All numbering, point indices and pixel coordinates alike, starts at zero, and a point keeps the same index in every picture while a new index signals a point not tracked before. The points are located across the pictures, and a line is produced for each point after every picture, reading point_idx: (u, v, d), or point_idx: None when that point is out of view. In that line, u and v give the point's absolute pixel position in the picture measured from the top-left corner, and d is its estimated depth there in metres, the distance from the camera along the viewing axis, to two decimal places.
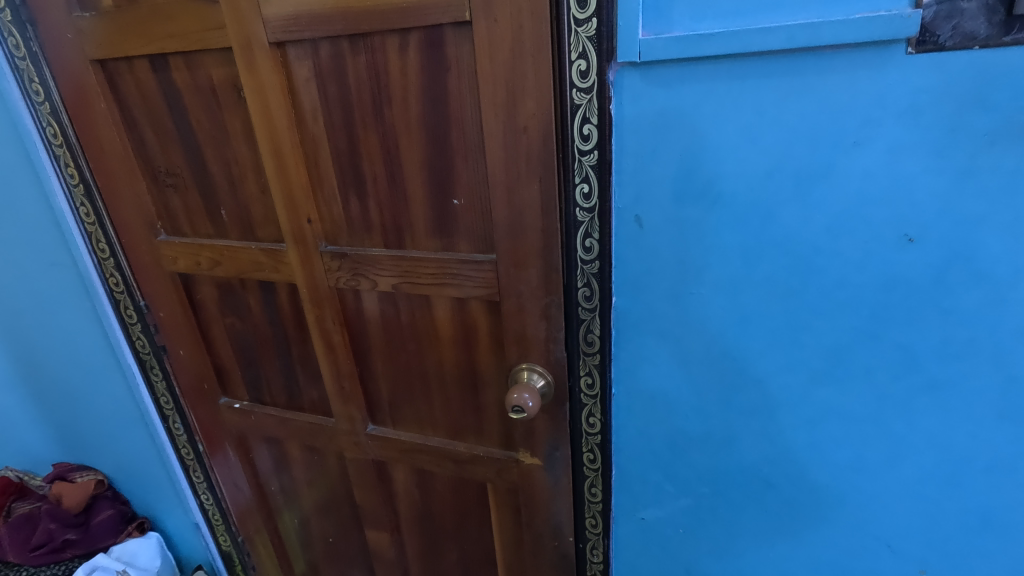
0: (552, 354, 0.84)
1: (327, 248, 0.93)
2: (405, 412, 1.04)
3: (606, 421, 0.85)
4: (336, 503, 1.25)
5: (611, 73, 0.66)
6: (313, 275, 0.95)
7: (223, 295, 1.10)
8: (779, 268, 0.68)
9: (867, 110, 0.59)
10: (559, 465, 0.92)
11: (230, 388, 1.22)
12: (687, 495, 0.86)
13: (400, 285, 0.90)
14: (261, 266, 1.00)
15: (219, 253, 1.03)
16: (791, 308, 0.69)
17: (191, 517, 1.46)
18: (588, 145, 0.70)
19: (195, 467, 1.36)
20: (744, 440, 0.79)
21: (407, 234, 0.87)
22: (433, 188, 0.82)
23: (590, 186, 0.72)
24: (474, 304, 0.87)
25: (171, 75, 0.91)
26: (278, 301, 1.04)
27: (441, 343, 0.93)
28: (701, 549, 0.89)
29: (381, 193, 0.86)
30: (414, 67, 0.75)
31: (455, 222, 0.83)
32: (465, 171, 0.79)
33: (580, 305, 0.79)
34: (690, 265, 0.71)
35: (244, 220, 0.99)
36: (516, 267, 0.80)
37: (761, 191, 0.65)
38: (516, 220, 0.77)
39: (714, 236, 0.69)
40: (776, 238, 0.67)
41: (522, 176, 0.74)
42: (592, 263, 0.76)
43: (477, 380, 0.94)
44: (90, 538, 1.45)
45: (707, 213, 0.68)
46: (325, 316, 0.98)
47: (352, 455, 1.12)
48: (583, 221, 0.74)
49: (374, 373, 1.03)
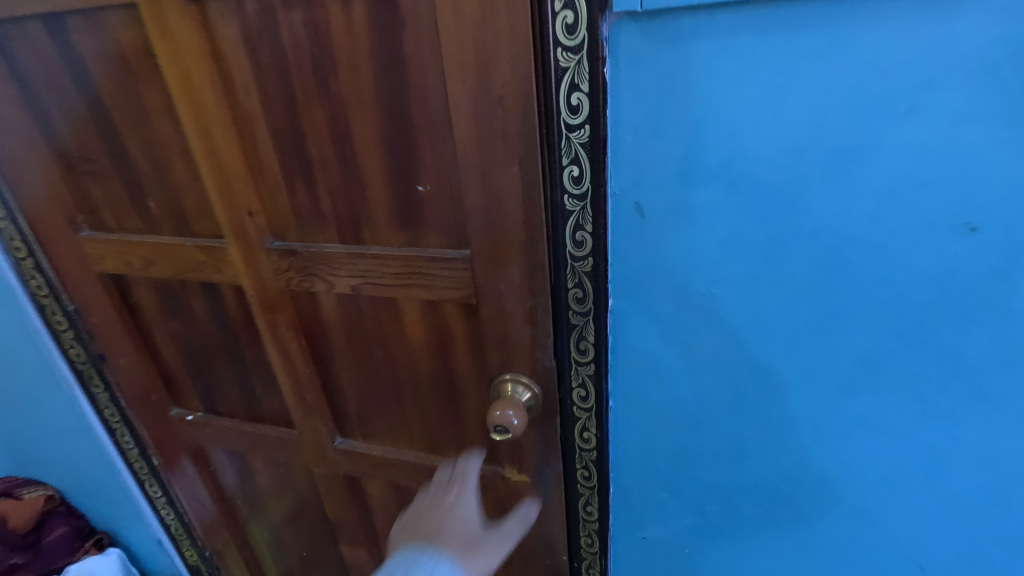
0: (539, 363, 0.72)
1: (275, 244, 0.80)
2: (376, 424, 0.92)
3: (602, 436, 0.75)
4: (308, 516, 1.15)
5: (606, 27, 0.53)
6: (260, 275, 0.82)
7: (162, 297, 0.96)
8: (807, 264, 0.57)
9: (926, 68, 0.47)
10: (549, 482, 0.82)
11: (182, 398, 1.09)
12: (694, 512, 0.76)
13: (361, 287, 0.77)
14: (200, 266, 0.86)
15: (152, 251, 0.88)
16: (820, 310, 0.59)
17: (152, 532, 1.33)
18: (577, 118, 0.57)
19: (151, 482, 1.23)
20: (759, 455, 0.69)
21: (366, 227, 0.74)
22: (395, 173, 0.69)
23: (580, 169, 0.59)
24: (447, 306, 0.75)
25: (71, 39, 0.75)
26: (225, 304, 0.91)
27: (412, 349, 0.81)
28: (709, 568, 0.80)
29: (331, 180, 0.72)
30: (362, 25, 0.61)
31: (422, 213, 0.70)
32: (431, 151, 0.66)
33: (570, 309, 0.67)
34: (699, 260, 0.60)
35: (176, 213, 0.84)
36: (495, 265, 0.67)
37: (788, 173, 0.54)
38: (494, 208, 0.64)
39: (728, 226, 0.58)
40: (804, 228, 0.55)
41: (497, 156, 0.61)
42: (585, 260, 0.63)
43: (454, 391, 0.82)
44: (43, 559, 1.32)
45: (720, 199, 0.56)
46: (279, 321, 0.86)
47: (321, 470, 1.01)
48: (572, 211, 0.61)
49: (339, 382, 0.91)
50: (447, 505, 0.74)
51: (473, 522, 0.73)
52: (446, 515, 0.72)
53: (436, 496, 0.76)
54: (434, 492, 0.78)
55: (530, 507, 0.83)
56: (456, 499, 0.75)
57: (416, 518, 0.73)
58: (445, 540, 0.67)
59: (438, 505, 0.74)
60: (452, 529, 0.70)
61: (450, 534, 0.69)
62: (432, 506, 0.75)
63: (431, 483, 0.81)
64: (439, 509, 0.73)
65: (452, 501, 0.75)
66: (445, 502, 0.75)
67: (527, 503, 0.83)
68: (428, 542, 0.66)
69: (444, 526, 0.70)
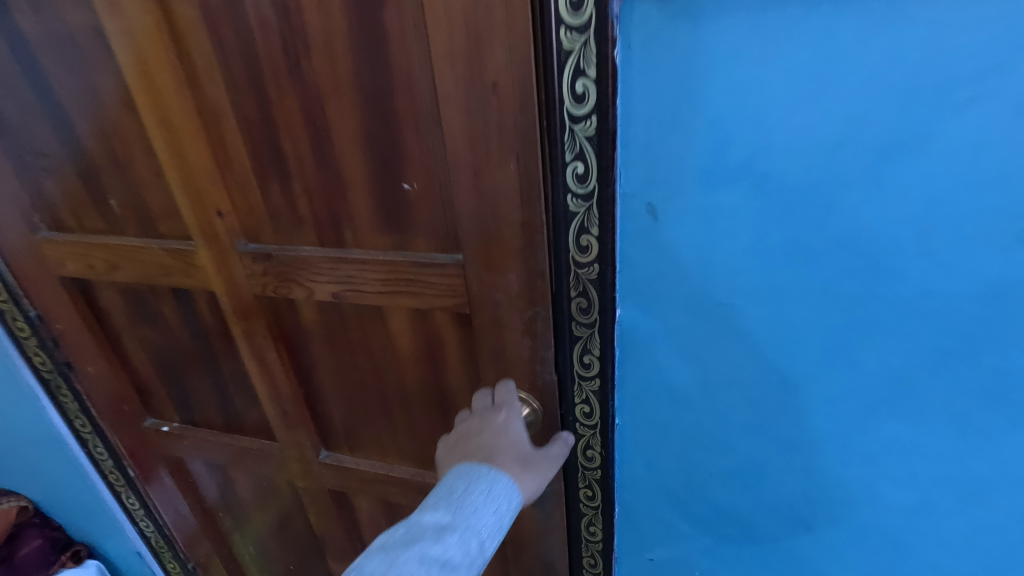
0: (539, 377, 0.66)
1: (248, 247, 0.73)
2: (363, 438, 0.86)
3: (607, 455, 0.69)
4: (294, 529, 1.09)
5: (617, 4, 0.46)
6: (233, 281, 0.75)
7: (130, 302, 0.89)
8: (840, 273, 0.51)
9: (990, 50, 0.41)
10: (549, 500, 0.76)
11: (156, 408, 1.03)
12: (705, 534, 0.71)
13: (343, 294, 0.70)
14: (169, 270, 0.79)
15: (116, 254, 0.81)
16: (853, 323, 0.53)
17: (132, 544, 1.27)
18: (583, 108, 0.50)
19: (128, 493, 1.16)
20: (779, 477, 0.64)
21: (347, 229, 0.67)
22: (377, 170, 0.62)
23: (585, 166, 0.52)
24: (438, 316, 0.69)
25: (14, 19, 0.67)
26: (197, 310, 0.84)
27: (400, 361, 0.75)
28: None
29: (307, 177, 0.65)
30: (337, 3, 0.54)
31: (409, 215, 0.63)
32: (417, 146, 0.59)
33: (573, 319, 0.61)
34: (718, 268, 0.54)
35: (140, 212, 0.77)
36: (490, 272, 0.61)
37: (823, 172, 0.47)
38: (488, 210, 0.57)
39: (751, 232, 0.51)
40: (837, 235, 0.49)
41: (492, 151, 0.54)
42: (590, 267, 0.57)
43: (446, 405, 0.76)
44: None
45: (744, 201, 0.50)
46: (255, 330, 0.79)
47: (305, 484, 0.95)
48: (576, 213, 0.55)
49: (322, 394, 0.84)
50: (496, 421, 0.64)
51: (525, 438, 0.64)
52: (499, 434, 0.63)
53: (486, 412, 0.66)
54: (484, 410, 0.66)
55: (560, 445, 0.66)
56: (508, 417, 0.65)
57: (464, 428, 0.65)
58: (498, 460, 0.60)
59: (487, 425, 0.64)
60: (503, 440, 0.62)
61: (503, 454, 0.61)
62: (479, 415, 0.66)
63: (473, 404, 0.68)
64: (489, 425, 0.64)
65: (504, 421, 0.64)
66: (495, 422, 0.64)
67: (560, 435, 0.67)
68: (481, 460, 0.60)
69: (495, 450, 0.61)
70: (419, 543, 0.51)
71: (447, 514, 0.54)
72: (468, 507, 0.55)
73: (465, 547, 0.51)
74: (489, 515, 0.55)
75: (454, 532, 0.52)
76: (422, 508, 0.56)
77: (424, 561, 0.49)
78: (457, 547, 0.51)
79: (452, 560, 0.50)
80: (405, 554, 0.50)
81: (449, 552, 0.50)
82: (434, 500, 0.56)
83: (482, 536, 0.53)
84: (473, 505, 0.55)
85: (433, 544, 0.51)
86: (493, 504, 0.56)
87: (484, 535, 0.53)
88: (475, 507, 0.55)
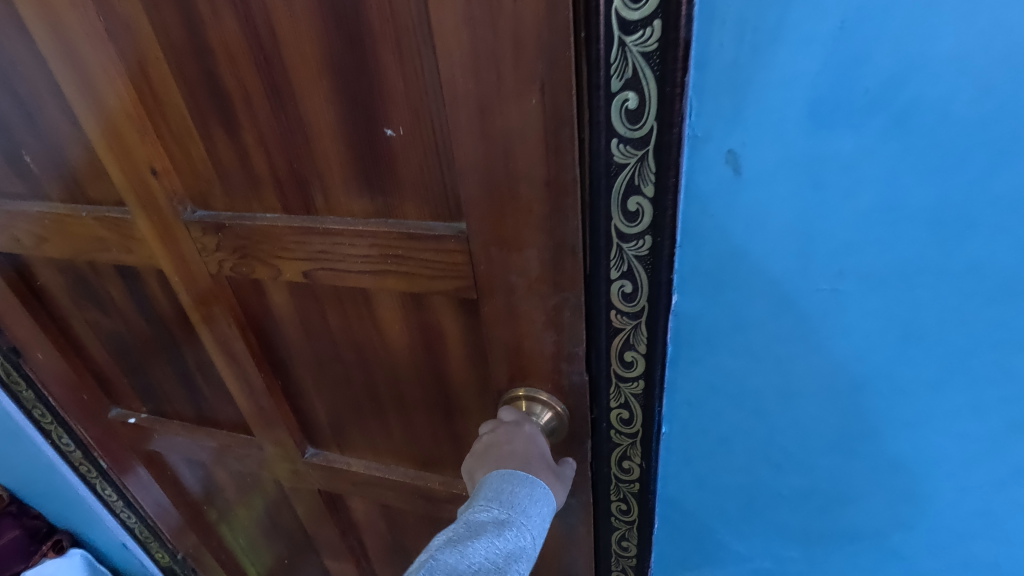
0: (565, 379, 0.52)
1: (196, 215, 0.57)
2: (353, 436, 0.74)
3: (648, 468, 0.56)
4: (285, 524, 0.99)
5: None
6: (183, 257, 0.61)
7: (70, 281, 0.74)
8: (1000, 247, 0.36)
9: None
10: (574, 515, 0.63)
11: (121, 398, 0.90)
12: (763, 557, 0.59)
13: (317, 272, 0.56)
14: (106, 244, 0.64)
15: (42, 224, 0.66)
16: (1011, 316, 0.38)
17: (117, 533, 1.16)
18: (641, 9, 0.34)
19: (104, 484, 1.03)
20: (868, 503, 0.50)
21: (316, 192, 0.51)
22: (350, 112, 0.46)
23: (642, 98, 0.37)
24: (436, 301, 0.54)
25: None
26: (148, 290, 0.69)
27: (392, 353, 0.61)
28: None
29: (259, 124, 0.49)
30: None
31: (394, 172, 0.48)
32: (401, 75, 0.43)
33: (613, 308, 0.47)
34: (823, 241, 0.39)
35: (61, 172, 0.61)
36: (503, 247, 0.46)
37: (998, 99, 0.32)
38: (501, 164, 0.42)
39: (881, 188, 0.36)
40: (1011, 191, 0.34)
41: (505, 79, 0.38)
42: (639, 240, 0.42)
43: (449, 403, 0.63)
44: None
45: (877, 143, 0.35)
46: (215, 315, 0.65)
47: (291, 483, 0.84)
48: (624, 166, 0.40)
49: (302, 387, 0.71)
50: (522, 430, 0.51)
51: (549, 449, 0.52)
52: (528, 443, 0.50)
53: (503, 426, 0.52)
54: (498, 426, 0.52)
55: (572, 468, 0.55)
56: (534, 429, 0.52)
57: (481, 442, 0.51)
58: (534, 469, 0.48)
59: (511, 437, 0.51)
60: (531, 447, 0.50)
61: (538, 463, 0.49)
62: (495, 425, 0.53)
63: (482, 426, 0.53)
64: (516, 434, 0.51)
65: (530, 431, 0.52)
66: (520, 432, 0.51)
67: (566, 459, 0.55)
68: (517, 469, 0.48)
69: (529, 459, 0.49)
70: (482, 536, 0.39)
71: (502, 510, 0.43)
72: (520, 505, 0.44)
73: (527, 546, 0.41)
74: (539, 519, 0.44)
75: (514, 528, 0.41)
76: (469, 509, 0.44)
77: (492, 555, 0.38)
78: (520, 541, 0.40)
79: (518, 558, 0.39)
80: (472, 546, 0.38)
81: (513, 548, 0.40)
82: (480, 500, 0.44)
83: (540, 536, 0.42)
84: (524, 504, 0.44)
85: (496, 538, 0.40)
86: (540, 509, 0.45)
87: (541, 537, 0.43)
88: (525, 506, 0.44)
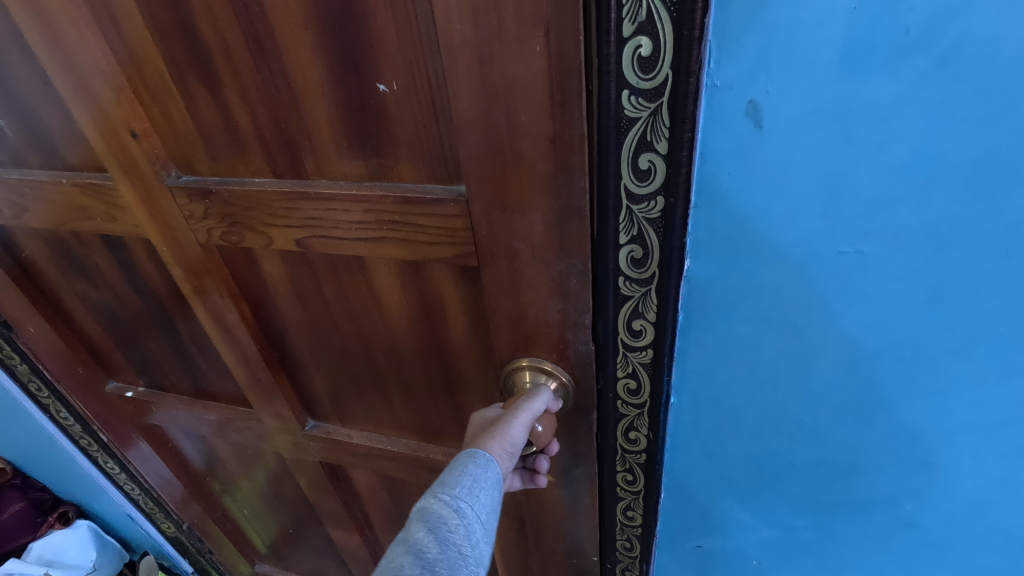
0: (570, 348, 0.51)
1: (181, 180, 0.54)
2: (352, 407, 0.73)
3: (655, 439, 0.54)
4: (288, 495, 0.99)
5: None
6: (169, 225, 0.58)
7: (56, 252, 0.71)
8: None
9: None
10: (579, 484, 0.62)
11: (117, 371, 0.88)
12: (771, 526, 0.58)
13: (309, 240, 0.54)
14: (89, 212, 0.61)
15: (22, 192, 0.63)
16: None
17: (122, 504, 1.16)
18: None
19: (106, 457, 1.03)
20: (882, 471, 0.49)
21: (305, 154, 0.48)
22: (340, 65, 0.42)
23: (656, 43, 0.34)
24: (435, 269, 0.52)
25: None
26: (137, 260, 0.67)
27: (391, 324, 0.59)
28: None
29: (242, 81, 0.46)
30: None
31: (388, 131, 0.44)
32: (393, 23, 0.39)
33: (621, 274, 0.44)
34: (849, 197, 0.36)
35: (36, 137, 0.58)
36: (505, 211, 0.43)
37: None
38: (502, 120, 0.39)
39: (915, 140, 0.33)
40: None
41: (507, 24, 0.35)
42: (650, 201, 0.40)
43: (450, 373, 0.61)
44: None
45: (915, 88, 0.32)
46: (206, 286, 0.62)
47: (293, 455, 0.83)
48: (636, 120, 0.37)
49: (299, 358, 0.69)
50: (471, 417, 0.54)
51: (498, 411, 0.52)
52: (473, 423, 0.52)
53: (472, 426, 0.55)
54: None
55: (539, 397, 0.51)
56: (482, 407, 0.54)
57: None
58: (472, 440, 0.49)
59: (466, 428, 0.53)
60: (476, 427, 0.51)
61: (475, 434, 0.50)
62: None
63: None
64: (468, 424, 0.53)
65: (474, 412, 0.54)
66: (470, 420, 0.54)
67: (542, 390, 0.52)
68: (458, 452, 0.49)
69: (470, 436, 0.50)
70: (417, 520, 0.40)
71: (433, 487, 0.43)
72: (450, 476, 0.44)
73: (460, 505, 0.41)
74: (467, 479, 0.44)
75: (443, 495, 0.42)
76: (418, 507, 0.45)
77: (427, 529, 0.39)
78: (452, 504, 0.41)
79: (452, 519, 0.40)
80: (409, 534, 0.39)
81: (446, 514, 0.40)
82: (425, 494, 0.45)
83: (474, 491, 0.43)
84: (454, 473, 0.44)
85: (428, 513, 0.41)
86: (469, 470, 0.45)
87: (477, 489, 0.43)
88: (456, 474, 0.44)
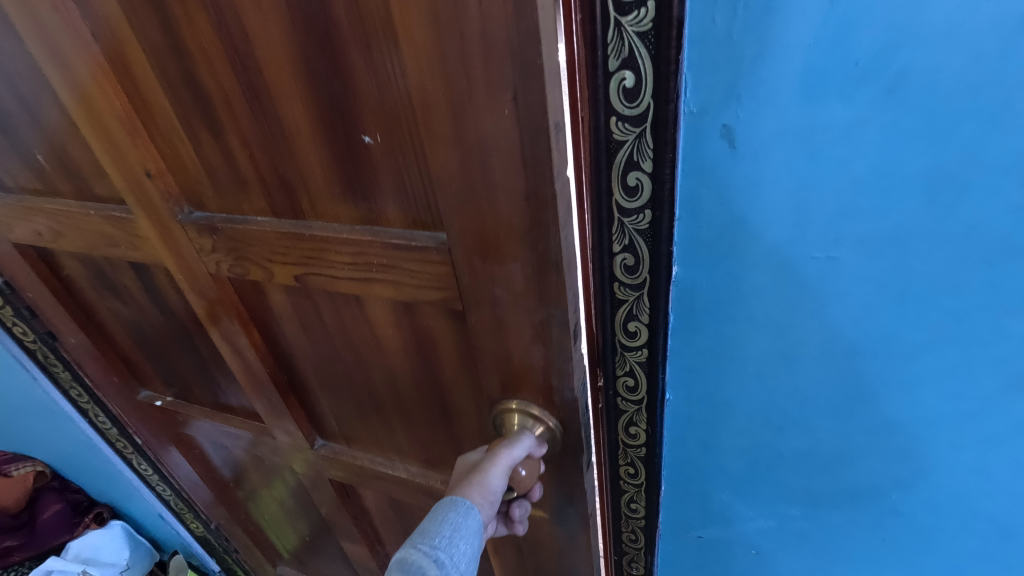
0: (556, 394, 0.50)
1: (192, 216, 0.57)
2: (357, 429, 0.74)
3: (654, 433, 0.54)
4: (304, 505, 1.01)
5: None
6: (182, 255, 0.61)
7: (90, 272, 0.76)
8: (996, 212, 0.34)
9: None
10: (573, 522, 0.61)
11: (147, 381, 0.93)
12: (768, 517, 0.58)
13: (307, 278, 0.55)
14: (113, 240, 0.65)
15: (58, 220, 0.68)
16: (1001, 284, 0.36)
17: (155, 504, 1.23)
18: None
19: (139, 459, 1.09)
20: (866, 465, 0.49)
21: (301, 196, 0.50)
22: (328, 117, 0.43)
23: (638, 78, 0.35)
24: (426, 308, 0.53)
25: None
26: (158, 283, 0.70)
27: (387, 356, 0.60)
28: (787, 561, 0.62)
29: (241, 126, 0.48)
30: None
31: (373, 176, 0.45)
32: (373, 81, 0.40)
33: (615, 279, 0.45)
34: (817, 211, 0.37)
35: (68, 171, 0.62)
36: (485, 259, 0.43)
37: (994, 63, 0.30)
38: (478, 175, 0.39)
39: (875, 155, 0.34)
40: (1006, 157, 0.32)
41: (477, 86, 0.35)
42: (639, 214, 0.41)
43: (446, 404, 0.61)
44: (40, 538, 1.21)
45: (870, 112, 0.33)
46: (219, 311, 0.65)
47: (304, 469, 0.85)
48: (624, 144, 0.38)
49: (307, 381, 0.72)
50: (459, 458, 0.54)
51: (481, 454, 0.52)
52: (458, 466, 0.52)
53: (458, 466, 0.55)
54: None
55: (522, 443, 0.51)
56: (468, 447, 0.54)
57: None
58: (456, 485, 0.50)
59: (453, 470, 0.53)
60: (460, 471, 0.52)
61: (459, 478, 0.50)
62: None
63: None
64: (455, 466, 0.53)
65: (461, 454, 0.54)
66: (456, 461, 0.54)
67: (529, 435, 0.52)
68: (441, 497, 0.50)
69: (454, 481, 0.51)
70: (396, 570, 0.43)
71: (414, 537, 0.45)
72: (431, 526, 0.45)
73: (438, 556, 0.43)
74: (448, 528, 0.45)
75: (422, 546, 0.44)
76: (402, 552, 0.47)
77: None
78: (430, 555, 0.43)
79: (430, 570, 0.42)
80: None
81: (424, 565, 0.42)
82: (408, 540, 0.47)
83: (454, 544, 0.44)
84: (435, 522, 0.46)
85: (407, 564, 0.42)
86: (450, 518, 0.46)
87: (456, 542, 0.44)
88: (436, 523, 0.46)
